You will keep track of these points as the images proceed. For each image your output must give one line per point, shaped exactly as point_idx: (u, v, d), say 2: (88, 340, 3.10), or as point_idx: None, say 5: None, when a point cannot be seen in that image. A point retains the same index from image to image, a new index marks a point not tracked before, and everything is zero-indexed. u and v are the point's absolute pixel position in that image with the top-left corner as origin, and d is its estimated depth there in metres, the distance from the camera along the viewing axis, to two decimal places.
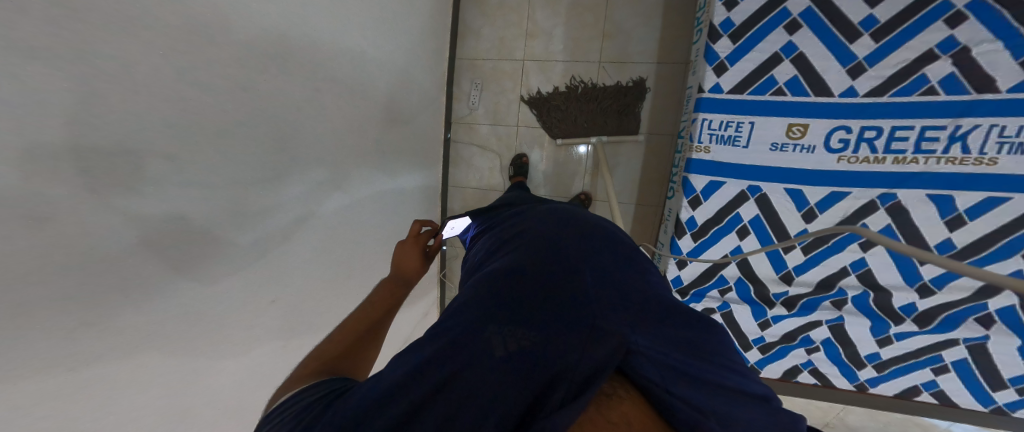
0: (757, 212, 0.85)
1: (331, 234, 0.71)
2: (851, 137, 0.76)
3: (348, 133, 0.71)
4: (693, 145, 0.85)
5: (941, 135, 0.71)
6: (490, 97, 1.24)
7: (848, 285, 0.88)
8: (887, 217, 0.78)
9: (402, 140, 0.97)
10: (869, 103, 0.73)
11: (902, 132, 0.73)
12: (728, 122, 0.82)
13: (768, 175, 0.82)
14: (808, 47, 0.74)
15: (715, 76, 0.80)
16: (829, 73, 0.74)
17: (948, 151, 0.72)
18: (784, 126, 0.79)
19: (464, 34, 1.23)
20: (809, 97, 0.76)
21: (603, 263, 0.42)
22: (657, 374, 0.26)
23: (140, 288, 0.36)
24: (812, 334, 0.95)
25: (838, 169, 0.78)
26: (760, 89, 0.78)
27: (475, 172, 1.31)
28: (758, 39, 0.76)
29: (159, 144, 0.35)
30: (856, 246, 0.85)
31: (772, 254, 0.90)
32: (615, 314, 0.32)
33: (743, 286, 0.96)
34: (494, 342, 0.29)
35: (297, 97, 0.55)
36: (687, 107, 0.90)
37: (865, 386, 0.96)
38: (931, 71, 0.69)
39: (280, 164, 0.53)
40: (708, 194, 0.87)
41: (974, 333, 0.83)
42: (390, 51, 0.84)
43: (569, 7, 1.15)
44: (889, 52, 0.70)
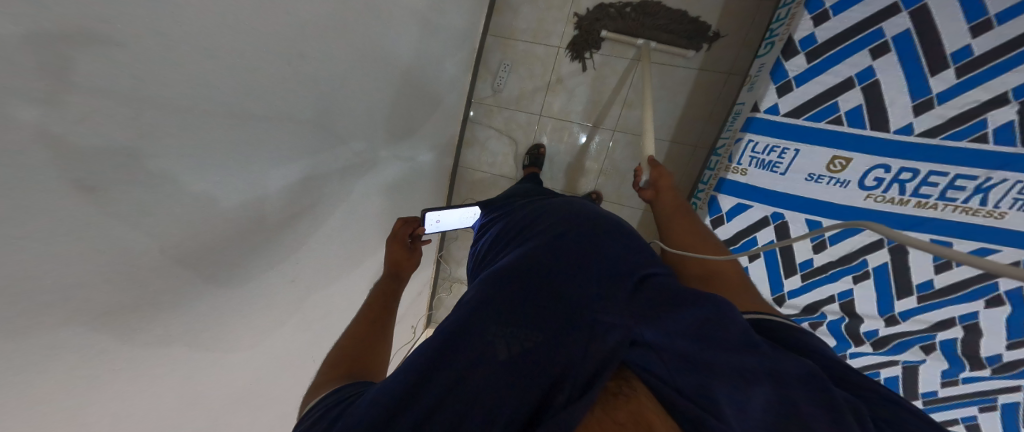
0: (773, 239, 0.83)
1: (352, 211, 0.71)
2: (887, 177, 0.72)
3: (376, 106, 0.69)
4: (729, 165, 0.82)
5: (968, 185, 0.68)
6: (518, 80, 1.20)
7: (829, 311, 0.87)
8: (886, 256, 0.79)
9: (427, 119, 0.95)
10: (915, 143, 0.69)
11: (934, 178, 0.69)
12: (773, 147, 0.77)
13: (798, 204, 0.79)
14: (886, 75, 0.68)
15: (776, 96, 0.74)
16: (895, 106, 0.69)
17: (967, 201, 0.69)
18: (826, 158, 0.75)
19: (501, 9, 1.17)
20: (862, 130, 0.72)
21: (609, 254, 0.40)
22: (663, 370, 0.25)
23: (163, 249, 0.35)
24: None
25: (862, 207, 0.75)
26: (817, 116, 0.73)
27: (489, 155, 1.28)
28: (836, 60, 0.70)
29: (194, 102, 0.33)
30: (849, 278, 0.83)
31: (772, 276, 0.88)
32: (620, 311, 0.31)
33: None
34: (498, 345, 0.28)
35: (333, 59, 0.53)
36: (733, 123, 0.85)
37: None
38: (993, 117, 0.65)
39: (309, 134, 0.52)
40: (732, 215, 0.85)
41: (914, 356, 0.83)
42: (426, 23, 0.80)
43: None
44: (964, 90, 0.65)
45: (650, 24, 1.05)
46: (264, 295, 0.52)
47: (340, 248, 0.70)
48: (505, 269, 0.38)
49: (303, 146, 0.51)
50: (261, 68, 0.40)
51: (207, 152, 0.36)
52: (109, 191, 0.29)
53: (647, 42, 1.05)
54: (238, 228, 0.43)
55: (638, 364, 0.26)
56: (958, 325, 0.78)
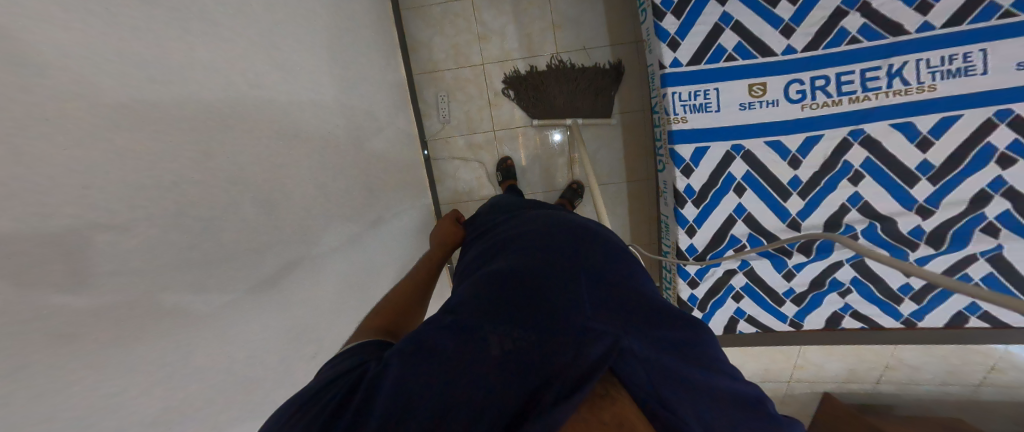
0: (747, 169, 0.83)
1: (338, 281, 0.70)
2: (806, 88, 0.76)
3: (324, 174, 0.70)
4: (669, 118, 0.85)
5: (879, 74, 0.72)
6: (458, 107, 1.23)
7: (853, 221, 0.81)
8: (863, 152, 0.76)
9: (379, 164, 0.94)
10: (810, 57, 0.75)
11: (847, 77, 0.74)
12: (695, 92, 0.82)
13: (746, 132, 0.82)
14: (742, 15, 0.76)
15: (671, 52, 0.81)
16: (766, 36, 0.76)
17: (891, 85, 0.72)
18: (745, 87, 0.79)
19: (414, 47, 1.20)
20: (757, 59, 0.77)
21: (600, 261, 0.41)
22: (648, 378, 0.26)
23: (148, 365, 0.34)
24: (837, 276, 0.85)
25: (803, 117, 0.78)
26: (712, 59, 0.80)
27: (463, 184, 1.29)
28: (698, 12, 0.78)
29: (134, 212, 0.33)
30: (846, 182, 0.79)
31: (771, 204, 0.84)
32: (612, 316, 0.32)
33: (757, 243, 0.88)
34: (491, 341, 0.29)
35: (261, 129, 0.53)
36: (652, 84, 0.90)
37: (912, 321, 0.84)
38: (848, 25, 0.72)
39: (265, 219, 0.52)
40: (697, 160, 0.86)
41: (987, 245, 0.75)
42: (343, 82, 0.82)
43: (514, 4, 1.15)
44: (808, 11, 0.73)
45: (574, 89, 1.14)
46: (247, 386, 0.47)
47: (330, 316, 0.66)
48: (497, 276, 0.37)
49: (252, 220, 0.49)
50: (186, 148, 0.40)
51: (158, 251, 0.35)
52: (57, 295, 0.27)
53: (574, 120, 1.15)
54: (200, 314, 0.40)
55: (627, 371, 0.26)
56: (997, 197, 0.71)
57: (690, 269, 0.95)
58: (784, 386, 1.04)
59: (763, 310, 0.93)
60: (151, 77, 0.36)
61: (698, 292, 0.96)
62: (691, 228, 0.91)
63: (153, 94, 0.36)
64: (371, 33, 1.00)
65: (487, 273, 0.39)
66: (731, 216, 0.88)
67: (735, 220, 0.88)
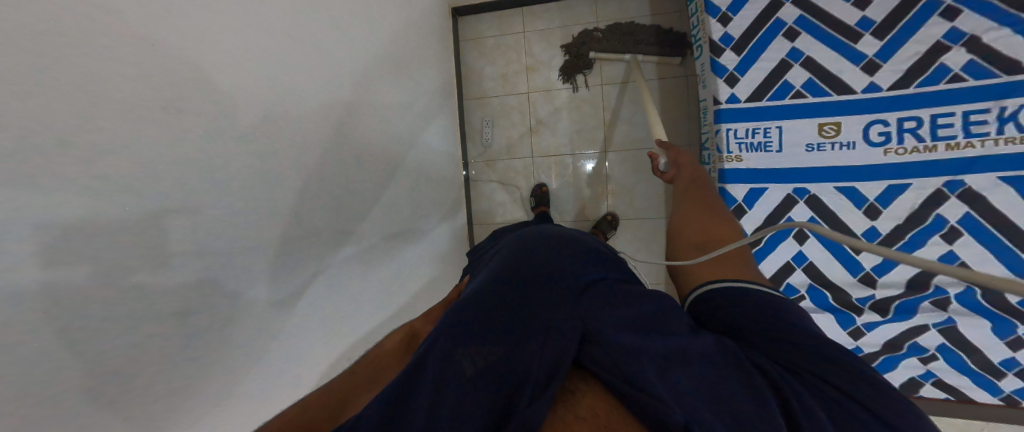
0: (811, 214, 0.76)
1: (373, 289, 0.71)
2: (891, 130, 0.69)
3: (377, 186, 0.74)
4: (721, 156, 0.81)
5: (987, 118, 0.64)
6: (502, 132, 1.28)
7: (944, 282, 0.68)
8: (962, 206, 0.66)
9: (425, 178, 0.99)
10: (897, 96, 0.69)
11: (943, 119, 0.66)
12: (754, 129, 0.78)
13: (816, 174, 0.75)
14: (815, 51, 0.73)
15: (729, 87, 0.80)
16: (845, 72, 0.72)
17: (1002, 132, 0.63)
18: (815, 126, 0.74)
19: (468, 75, 1.29)
20: (830, 97, 0.73)
21: (560, 270, 0.43)
22: (608, 360, 0.27)
23: (198, 342, 0.37)
24: (919, 340, 0.72)
25: (886, 163, 0.70)
26: (776, 95, 0.76)
27: (499, 207, 1.31)
28: (761, 48, 0.77)
29: (209, 202, 0.37)
30: (938, 239, 0.68)
31: (840, 253, 0.75)
32: (570, 311, 0.34)
33: (819, 295, 0.78)
34: (463, 361, 0.29)
35: (328, 136, 0.59)
36: (704, 119, 0.88)
37: (1015, 399, 0.67)
38: (949, 61, 0.65)
39: (317, 221, 0.56)
40: (751, 201, 0.80)
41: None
42: (404, 102, 0.89)
43: (564, 38, 1.21)
44: (897, 47, 0.68)
45: (631, 42, 1.12)
46: (276, 374, 0.48)
47: (363, 318, 0.67)
48: (463, 297, 0.40)
49: (310, 216, 0.54)
50: (256, 150, 0.44)
51: (222, 238, 0.39)
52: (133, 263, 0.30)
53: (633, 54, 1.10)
54: (247, 300, 0.43)
55: (591, 362, 0.28)
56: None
57: None
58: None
59: None
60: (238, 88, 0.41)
61: None
62: None
63: (246, 97, 0.42)
64: (432, 60, 1.08)
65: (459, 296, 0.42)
66: (788, 264, 0.79)
67: (794, 268, 0.78)
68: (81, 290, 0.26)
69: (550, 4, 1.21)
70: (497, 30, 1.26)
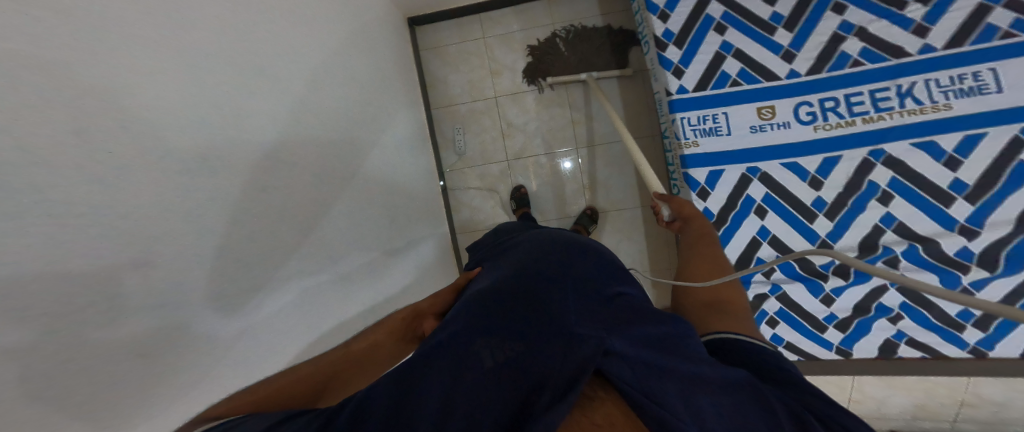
0: (766, 190, 0.81)
1: (352, 310, 0.69)
2: (817, 109, 0.76)
3: (346, 202, 0.72)
4: (680, 142, 0.85)
5: (890, 94, 0.72)
6: (474, 138, 1.29)
7: (889, 242, 0.75)
8: (888, 171, 0.73)
9: (399, 191, 0.97)
10: (815, 79, 0.76)
11: (856, 98, 0.74)
12: (704, 116, 0.83)
13: (762, 154, 0.80)
14: (742, 43, 0.79)
15: (676, 79, 0.84)
16: (769, 62, 0.78)
17: (904, 105, 0.71)
18: (754, 111, 0.80)
19: (432, 84, 1.29)
20: (762, 83, 0.79)
21: (584, 282, 0.45)
22: (631, 376, 0.27)
23: (166, 380, 0.35)
24: (883, 301, 0.78)
25: (818, 138, 0.76)
26: (717, 84, 0.82)
27: (478, 213, 1.31)
28: (698, 42, 0.82)
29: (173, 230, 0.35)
30: (875, 203, 0.75)
31: (798, 225, 0.80)
32: (594, 326, 0.34)
33: (787, 265, 0.83)
34: (484, 355, 0.32)
35: (295, 155, 0.58)
36: (660, 111, 0.92)
37: (981, 350, 0.74)
38: (847, 49, 0.74)
39: (287, 243, 0.54)
40: (713, 183, 0.84)
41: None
42: (368, 114, 0.87)
43: (524, 42, 1.23)
44: (806, 38, 0.76)
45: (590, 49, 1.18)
46: None
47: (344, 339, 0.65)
48: (485, 298, 0.42)
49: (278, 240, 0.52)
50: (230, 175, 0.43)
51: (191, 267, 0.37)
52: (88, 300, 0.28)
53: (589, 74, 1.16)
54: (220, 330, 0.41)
55: (612, 374, 0.28)
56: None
57: None
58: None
59: (802, 336, 0.86)
60: (208, 111, 0.41)
61: None
62: None
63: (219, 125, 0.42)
64: (394, 71, 1.07)
65: (479, 294, 0.44)
66: (754, 239, 0.83)
67: (760, 243, 0.83)
68: (40, 331, 0.25)
69: (506, 10, 1.24)
70: (457, 37, 1.27)
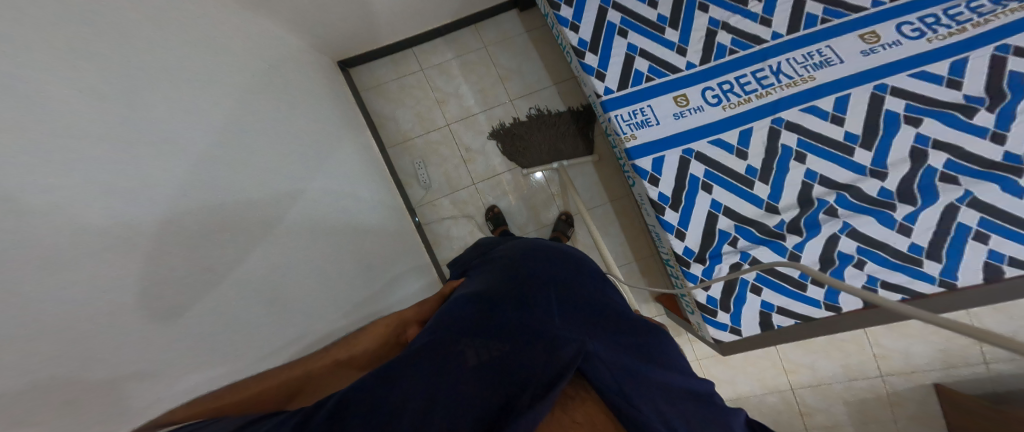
0: (706, 167, 0.86)
1: None
2: (718, 92, 0.84)
3: (299, 251, 0.68)
4: (620, 138, 0.89)
5: (767, 72, 0.82)
6: (436, 168, 1.29)
7: (821, 194, 0.80)
8: (793, 134, 0.81)
9: (365, 232, 0.94)
10: (708, 67, 0.85)
11: (744, 79, 0.83)
12: (633, 111, 0.88)
13: (689, 136, 0.86)
14: (643, 43, 0.87)
15: (600, 82, 0.90)
16: (668, 56, 0.86)
17: (780, 81, 0.81)
18: (671, 100, 0.86)
19: (382, 123, 1.30)
20: (669, 76, 0.86)
21: (568, 282, 0.47)
22: (609, 381, 0.30)
23: None
24: (842, 249, 0.80)
25: (728, 116, 0.84)
26: (635, 81, 0.88)
27: (458, 241, 1.29)
28: (609, 47, 0.89)
29: (76, 304, 0.31)
30: (794, 163, 0.81)
31: (741, 193, 0.85)
32: (578, 328, 0.37)
33: (747, 232, 0.85)
34: (468, 353, 0.33)
35: (238, 211, 0.55)
36: (596, 113, 0.97)
37: (949, 282, 0.75)
38: (722, 40, 0.84)
39: (236, 303, 0.49)
40: (659, 169, 0.88)
41: (955, 192, 0.72)
42: (309, 159, 0.84)
43: (461, 68, 1.28)
44: (689, 34, 0.85)
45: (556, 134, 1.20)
46: None
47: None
48: (472, 299, 0.43)
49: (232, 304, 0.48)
50: (149, 238, 0.39)
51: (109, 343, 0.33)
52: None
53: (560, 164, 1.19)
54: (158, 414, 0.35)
55: (593, 375, 0.31)
56: (930, 150, 0.74)
57: (697, 271, 0.89)
58: (791, 396, 1.06)
59: (789, 298, 0.87)
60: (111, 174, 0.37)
61: (715, 293, 0.90)
62: (680, 232, 0.89)
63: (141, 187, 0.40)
64: (336, 116, 1.06)
65: (465, 296, 0.45)
66: (710, 213, 0.87)
67: (716, 216, 0.86)
68: None
69: (436, 41, 1.29)
70: (394, 73, 1.29)
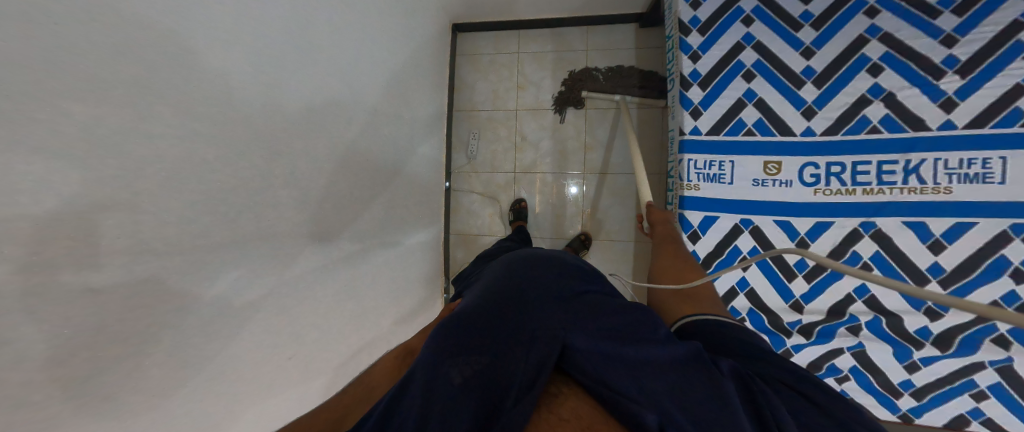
0: (754, 244, 0.83)
1: (346, 286, 0.69)
2: (820, 172, 0.80)
3: (351, 180, 0.71)
4: (682, 183, 0.87)
5: (896, 168, 0.75)
6: (487, 145, 1.31)
7: (857, 311, 0.77)
8: (873, 245, 0.76)
9: (408, 185, 0.99)
10: (827, 141, 0.80)
11: (863, 167, 0.77)
12: (711, 161, 0.86)
13: (759, 207, 0.83)
14: (766, 93, 0.84)
15: (692, 120, 0.88)
16: (788, 115, 0.82)
17: (907, 182, 0.75)
18: (760, 164, 0.83)
19: (460, 88, 1.33)
20: (776, 137, 0.83)
21: (548, 282, 0.51)
22: (588, 367, 0.33)
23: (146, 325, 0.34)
24: (835, 362, 0.77)
25: (816, 201, 0.80)
26: (731, 131, 0.86)
27: (476, 219, 1.32)
28: (722, 87, 0.87)
29: (173, 174, 0.35)
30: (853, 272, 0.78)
31: (775, 281, 0.82)
32: (559, 323, 0.40)
33: (756, 318, 0.83)
34: (455, 367, 0.32)
35: (316, 129, 0.59)
36: (670, 149, 0.95)
37: (909, 417, 0.72)
38: (871, 113, 0.77)
39: (289, 212, 0.53)
40: (704, 228, 0.86)
41: (996, 354, 0.69)
42: (391, 97, 0.87)
43: (554, 62, 1.28)
44: (831, 96, 0.80)
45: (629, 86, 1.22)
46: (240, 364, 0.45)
47: (333, 325, 0.65)
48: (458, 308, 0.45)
49: (286, 210, 0.53)
50: (230, 135, 0.42)
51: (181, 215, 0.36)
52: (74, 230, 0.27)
53: (623, 98, 1.20)
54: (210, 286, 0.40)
55: (574, 369, 0.34)
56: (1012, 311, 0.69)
57: None
58: None
59: None
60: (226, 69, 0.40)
61: None
62: None
63: (249, 92, 0.44)
64: (427, 67, 1.11)
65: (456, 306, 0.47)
66: (732, 289, 0.84)
67: (736, 293, 0.84)
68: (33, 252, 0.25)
69: (544, 30, 1.29)
70: (493, 48, 1.31)
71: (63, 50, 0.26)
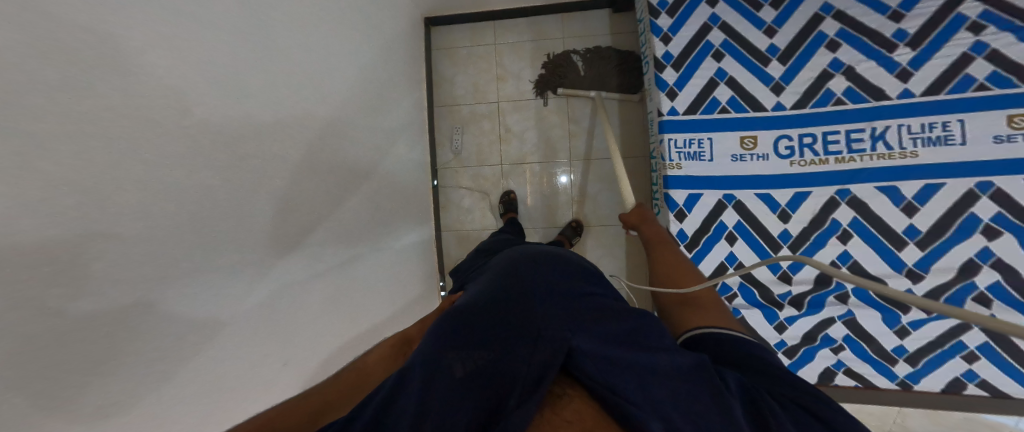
0: (739, 218, 0.86)
1: (335, 290, 0.69)
2: (794, 144, 0.82)
3: (330, 184, 0.70)
4: (665, 164, 0.88)
5: (863, 135, 0.78)
6: (471, 139, 1.30)
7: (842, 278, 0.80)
8: (851, 211, 0.79)
9: (389, 186, 0.99)
10: (798, 114, 0.82)
11: (833, 136, 0.80)
12: (690, 140, 0.88)
13: (740, 182, 0.85)
14: (735, 72, 0.85)
15: (670, 101, 0.89)
16: (759, 92, 0.84)
17: (875, 149, 0.78)
18: (737, 139, 0.85)
19: (439, 82, 1.31)
20: (749, 113, 0.85)
21: (552, 282, 0.51)
22: (592, 368, 0.33)
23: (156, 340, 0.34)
24: (829, 332, 0.82)
25: (792, 172, 0.82)
26: (708, 109, 0.87)
27: (466, 213, 1.32)
28: (695, 67, 0.88)
29: (166, 190, 0.35)
30: (834, 240, 0.81)
31: (761, 254, 0.85)
32: (563, 324, 0.39)
33: (748, 292, 0.87)
34: (455, 366, 0.34)
35: (292, 136, 0.58)
36: (651, 130, 0.96)
37: (908, 383, 0.77)
38: (834, 86, 0.80)
39: (273, 222, 0.53)
40: (690, 206, 0.88)
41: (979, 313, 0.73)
42: (364, 96, 0.86)
43: (532, 51, 1.27)
44: (795, 73, 0.82)
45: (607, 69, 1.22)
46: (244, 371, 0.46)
47: (328, 329, 0.66)
48: (459, 310, 0.45)
49: (272, 219, 0.52)
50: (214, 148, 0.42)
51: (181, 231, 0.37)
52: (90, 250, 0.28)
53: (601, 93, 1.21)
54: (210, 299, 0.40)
55: (576, 371, 0.33)
56: (986, 267, 0.72)
57: None
58: None
59: None
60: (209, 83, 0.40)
61: None
62: None
63: (229, 103, 0.44)
64: (401, 63, 1.08)
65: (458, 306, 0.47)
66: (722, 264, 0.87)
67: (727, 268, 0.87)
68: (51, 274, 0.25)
69: (519, 20, 1.27)
70: (469, 40, 1.29)
71: (62, 77, 0.26)
